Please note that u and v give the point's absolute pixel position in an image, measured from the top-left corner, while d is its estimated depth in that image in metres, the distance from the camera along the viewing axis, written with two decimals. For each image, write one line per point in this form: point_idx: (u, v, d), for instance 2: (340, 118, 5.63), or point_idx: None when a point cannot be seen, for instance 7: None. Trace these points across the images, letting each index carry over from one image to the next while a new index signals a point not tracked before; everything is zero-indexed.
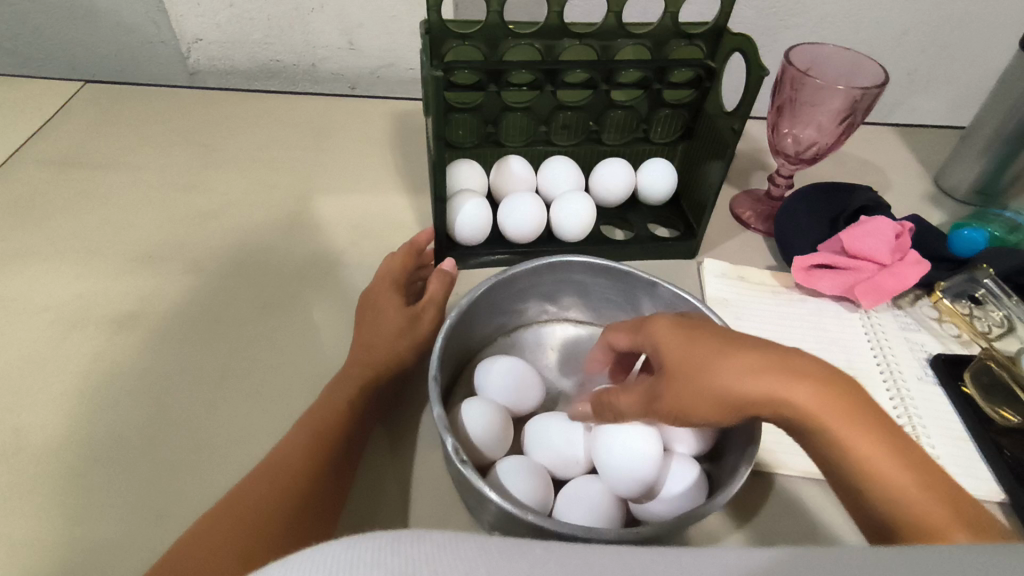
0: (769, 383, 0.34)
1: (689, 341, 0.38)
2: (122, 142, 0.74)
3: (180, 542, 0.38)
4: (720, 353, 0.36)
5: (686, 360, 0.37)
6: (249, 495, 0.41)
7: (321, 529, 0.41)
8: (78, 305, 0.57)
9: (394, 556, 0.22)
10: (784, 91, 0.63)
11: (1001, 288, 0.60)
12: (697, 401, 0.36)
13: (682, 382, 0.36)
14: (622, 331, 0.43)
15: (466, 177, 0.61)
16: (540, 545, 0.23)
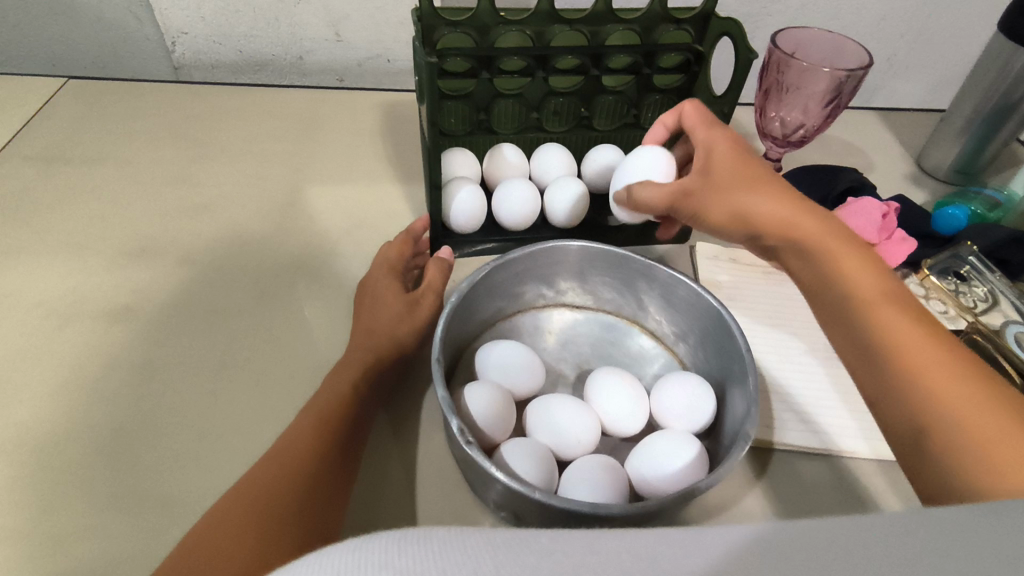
0: (778, 209, 0.44)
1: (744, 160, 0.48)
2: (108, 137, 0.73)
3: (193, 530, 0.39)
4: (752, 180, 0.46)
5: (729, 169, 0.47)
6: (259, 481, 0.41)
7: (333, 512, 0.42)
8: (70, 300, 0.57)
9: (399, 557, 0.22)
10: (770, 75, 0.64)
11: (984, 263, 0.62)
12: (718, 202, 0.47)
13: (715, 183, 0.47)
14: (694, 112, 0.52)
15: (459, 165, 0.61)
16: (546, 536, 0.23)
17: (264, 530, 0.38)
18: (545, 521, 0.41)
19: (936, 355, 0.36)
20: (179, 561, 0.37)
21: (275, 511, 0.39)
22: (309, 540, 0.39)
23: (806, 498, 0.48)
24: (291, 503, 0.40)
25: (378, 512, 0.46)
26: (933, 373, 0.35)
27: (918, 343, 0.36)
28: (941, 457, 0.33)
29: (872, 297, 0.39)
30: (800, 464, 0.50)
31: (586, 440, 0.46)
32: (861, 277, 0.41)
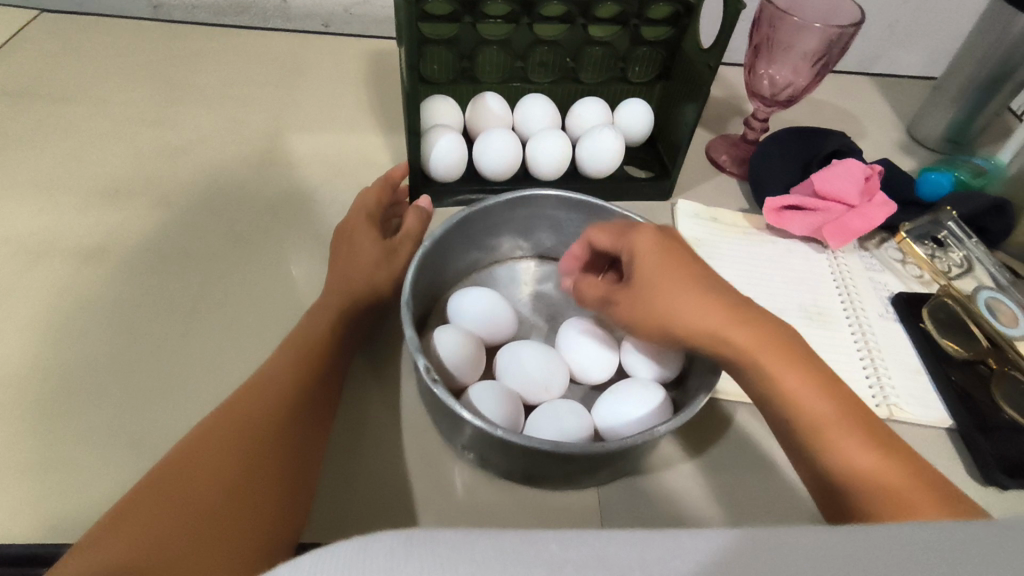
0: (713, 325, 0.39)
1: (665, 258, 0.41)
2: (83, 74, 0.71)
3: (184, 442, 0.39)
4: (684, 287, 0.40)
5: (659, 278, 0.40)
6: (244, 404, 0.42)
7: (313, 437, 0.43)
8: (43, 237, 0.56)
9: (405, 559, 0.20)
10: (761, 29, 0.63)
11: (962, 230, 0.62)
12: (648, 322, 0.41)
13: (643, 300, 0.41)
14: (607, 233, 0.45)
15: (441, 112, 0.60)
16: (555, 542, 0.21)
17: (248, 455, 0.39)
18: (510, 461, 0.42)
19: (830, 409, 0.38)
20: (157, 475, 0.37)
21: (258, 439, 0.39)
22: (289, 466, 0.40)
23: (767, 451, 0.49)
24: (273, 433, 0.40)
25: (348, 452, 0.46)
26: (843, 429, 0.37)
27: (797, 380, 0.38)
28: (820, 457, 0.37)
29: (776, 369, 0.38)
30: (763, 419, 0.51)
31: (553, 386, 0.46)
32: (767, 355, 0.38)
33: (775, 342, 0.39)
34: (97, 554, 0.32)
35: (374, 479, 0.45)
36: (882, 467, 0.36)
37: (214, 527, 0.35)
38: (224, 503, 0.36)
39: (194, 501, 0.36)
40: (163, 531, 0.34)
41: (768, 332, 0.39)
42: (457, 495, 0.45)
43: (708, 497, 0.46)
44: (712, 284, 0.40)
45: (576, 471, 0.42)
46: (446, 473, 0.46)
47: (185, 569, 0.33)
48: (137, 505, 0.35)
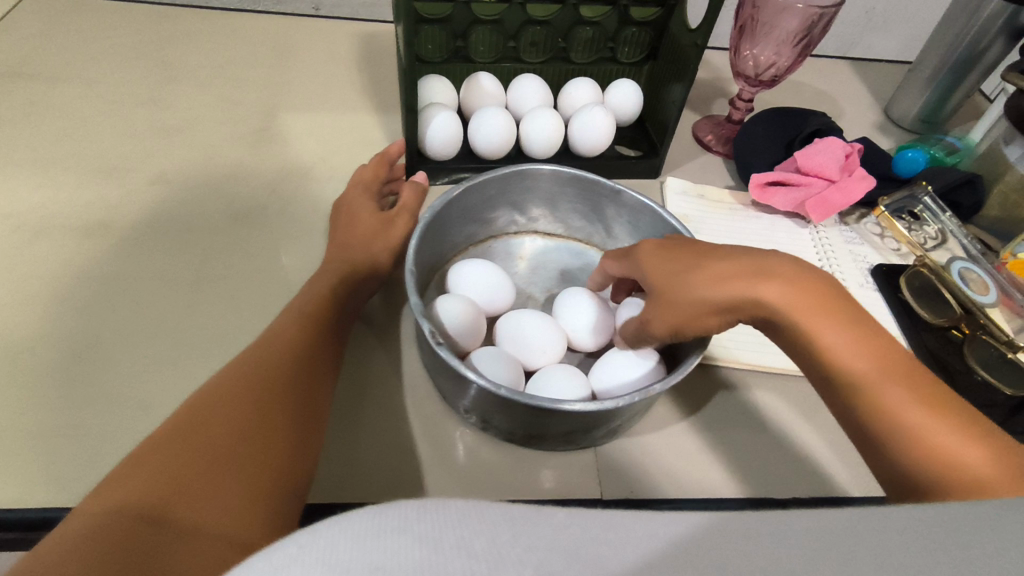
0: (740, 289, 0.39)
1: (675, 250, 0.44)
2: (74, 54, 0.71)
3: (196, 399, 0.40)
4: (699, 265, 0.41)
5: (672, 267, 0.42)
6: (252, 366, 0.43)
7: (320, 395, 0.44)
8: (41, 213, 0.56)
9: (417, 521, 0.20)
10: (745, 10, 0.65)
11: (938, 204, 0.64)
12: (679, 310, 0.41)
13: (664, 289, 0.42)
14: (612, 258, 0.48)
15: (437, 92, 0.62)
16: (562, 511, 0.21)
17: (257, 404, 0.40)
18: (511, 420, 0.43)
19: (885, 372, 0.36)
20: (169, 431, 0.38)
21: (270, 397, 0.41)
22: (298, 415, 0.42)
23: (753, 412, 0.52)
24: (280, 384, 0.42)
25: (353, 418, 0.48)
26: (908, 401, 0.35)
27: (849, 340, 0.37)
28: (876, 427, 0.36)
29: (836, 340, 0.37)
30: (750, 383, 0.53)
31: (551, 350, 0.48)
32: (808, 316, 0.38)
33: (818, 299, 0.38)
34: (118, 493, 0.34)
35: (379, 442, 0.47)
36: (940, 434, 0.34)
37: (229, 467, 0.37)
38: (244, 459, 0.37)
39: (208, 443, 0.37)
40: (180, 470, 0.36)
41: (803, 291, 0.38)
42: (460, 457, 0.47)
43: (699, 457, 0.49)
44: (726, 256, 0.41)
45: (574, 430, 0.43)
46: (449, 436, 0.48)
47: (207, 511, 0.35)
48: (154, 448, 0.37)
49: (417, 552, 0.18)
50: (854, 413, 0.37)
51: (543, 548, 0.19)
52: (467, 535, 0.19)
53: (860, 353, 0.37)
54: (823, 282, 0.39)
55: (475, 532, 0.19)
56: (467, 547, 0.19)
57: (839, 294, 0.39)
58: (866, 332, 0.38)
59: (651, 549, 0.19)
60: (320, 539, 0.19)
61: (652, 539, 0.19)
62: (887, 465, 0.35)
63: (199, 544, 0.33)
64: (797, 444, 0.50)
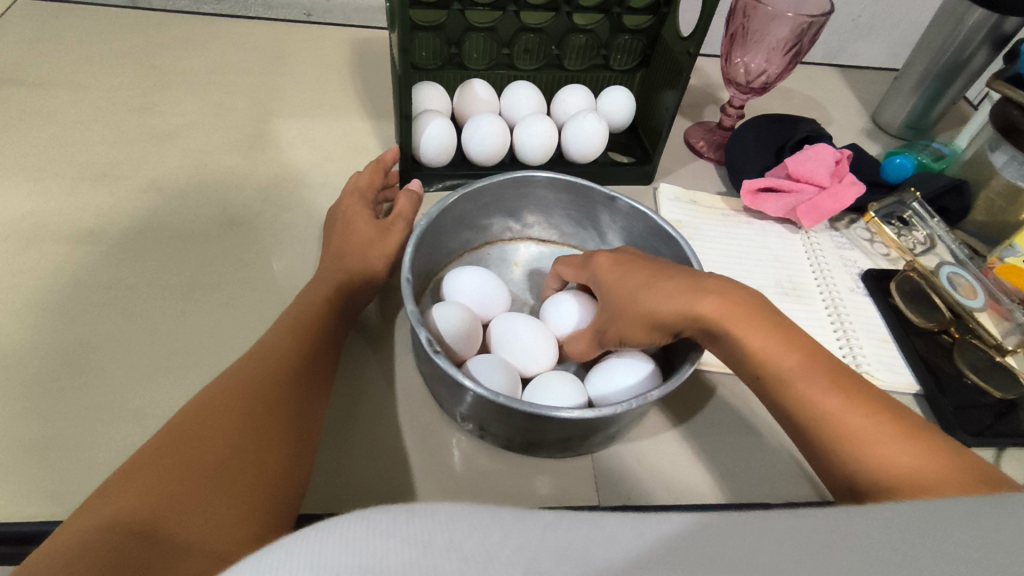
0: (680, 305, 0.41)
1: (624, 265, 0.45)
2: (64, 60, 0.70)
3: (186, 413, 0.40)
4: (646, 283, 0.42)
5: (623, 285, 0.44)
6: (242, 377, 0.42)
7: (312, 407, 0.44)
8: (31, 221, 0.56)
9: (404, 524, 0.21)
10: (736, 19, 0.66)
11: (927, 210, 0.65)
12: (629, 325, 0.43)
13: (617, 305, 0.44)
14: (568, 266, 0.50)
15: (430, 99, 0.62)
16: (548, 514, 0.22)
17: (250, 417, 0.40)
18: (508, 428, 0.43)
19: (810, 375, 0.38)
20: (159, 446, 0.37)
21: (261, 410, 0.41)
22: (290, 429, 0.41)
23: (747, 415, 0.52)
24: (272, 397, 0.42)
25: (349, 426, 0.48)
26: (850, 412, 0.37)
27: (773, 344, 0.40)
28: (818, 431, 0.37)
29: (763, 345, 0.40)
30: (744, 388, 0.54)
31: (547, 358, 0.48)
32: (739, 325, 0.40)
33: (745, 309, 0.40)
34: (106, 508, 0.33)
35: (376, 450, 0.47)
36: (872, 435, 0.36)
37: (220, 483, 0.36)
38: (235, 473, 0.37)
39: (200, 457, 0.37)
40: (172, 486, 0.35)
41: (734, 301, 0.40)
42: (456, 464, 0.47)
43: (693, 461, 0.49)
44: (669, 272, 0.43)
45: (571, 437, 0.43)
46: (446, 443, 0.48)
47: (197, 526, 0.34)
48: (144, 462, 0.36)
49: (406, 552, 0.19)
50: (796, 420, 0.39)
51: (541, 544, 0.20)
52: (456, 538, 0.20)
53: (785, 356, 0.39)
54: (748, 290, 0.41)
55: (476, 529, 0.20)
56: (456, 549, 0.19)
57: (762, 300, 0.41)
58: (787, 336, 0.40)
59: (634, 551, 0.19)
60: (313, 548, 0.20)
61: (638, 540, 0.20)
62: (831, 472, 0.37)
63: (189, 559, 0.33)
64: (792, 447, 0.50)
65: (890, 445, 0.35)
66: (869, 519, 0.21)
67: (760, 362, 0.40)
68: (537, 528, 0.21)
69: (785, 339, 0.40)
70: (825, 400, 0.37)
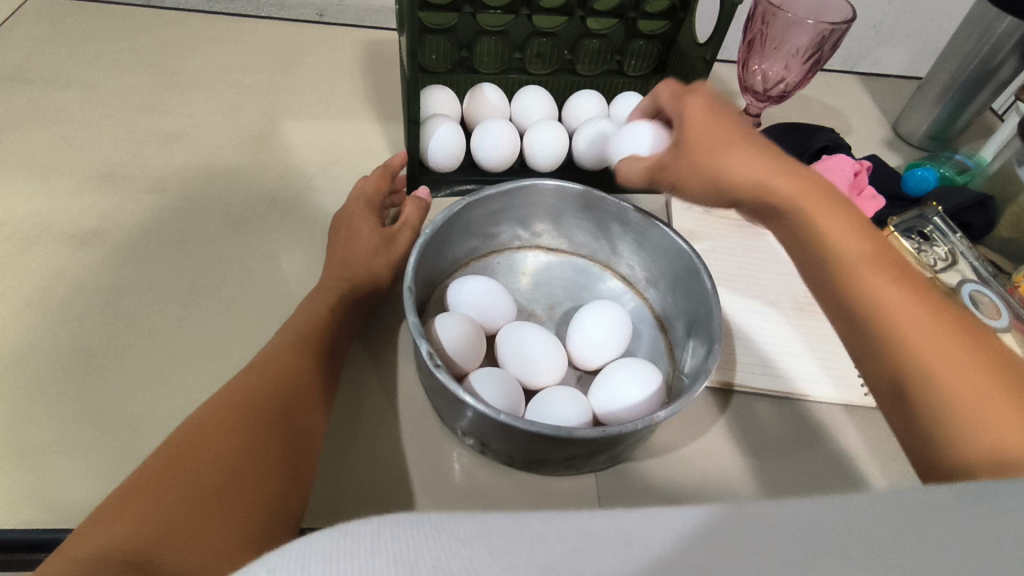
0: (758, 174, 0.41)
1: (715, 120, 0.43)
2: (76, 58, 0.70)
3: (182, 432, 0.39)
4: (733, 142, 0.42)
5: (706, 138, 0.42)
6: (240, 395, 0.42)
7: (311, 426, 0.43)
8: (35, 220, 0.56)
9: (392, 541, 0.20)
10: (754, 26, 0.64)
11: (947, 224, 0.63)
12: (693, 174, 0.43)
13: (694, 149, 0.42)
14: (670, 86, 0.47)
15: (438, 103, 0.61)
16: (540, 519, 0.20)
17: (245, 437, 0.39)
18: (511, 445, 0.42)
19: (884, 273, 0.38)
20: (156, 468, 0.37)
21: (258, 431, 0.40)
22: (287, 450, 0.40)
23: (756, 433, 0.51)
24: (268, 416, 0.41)
25: (349, 437, 0.47)
26: (918, 330, 0.35)
27: (847, 230, 0.40)
28: (874, 327, 0.37)
29: (837, 228, 0.40)
30: (754, 407, 0.52)
31: (553, 371, 0.47)
32: (818, 203, 0.40)
33: (824, 193, 0.41)
34: (99, 532, 0.33)
35: (375, 462, 0.46)
36: (932, 334, 0.35)
37: (217, 509, 0.35)
38: (231, 498, 0.36)
39: (195, 480, 0.36)
40: (170, 512, 0.34)
41: (815, 184, 0.41)
42: (457, 478, 0.46)
43: (701, 480, 0.48)
44: (759, 146, 0.42)
45: (575, 455, 0.42)
46: (446, 456, 0.47)
47: (195, 551, 0.33)
48: (139, 487, 0.35)
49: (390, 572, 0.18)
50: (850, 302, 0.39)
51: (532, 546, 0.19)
52: (444, 557, 0.19)
53: (861, 240, 0.39)
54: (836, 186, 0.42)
55: (462, 537, 0.20)
56: (443, 570, 0.18)
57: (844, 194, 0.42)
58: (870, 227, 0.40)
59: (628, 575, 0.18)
60: (292, 561, 0.19)
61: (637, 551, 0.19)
62: (874, 364, 0.37)
63: None
64: (802, 469, 0.49)
65: (957, 364, 0.34)
66: (875, 519, 0.19)
67: (828, 241, 0.40)
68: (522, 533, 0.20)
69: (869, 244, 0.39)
70: (895, 307, 0.37)
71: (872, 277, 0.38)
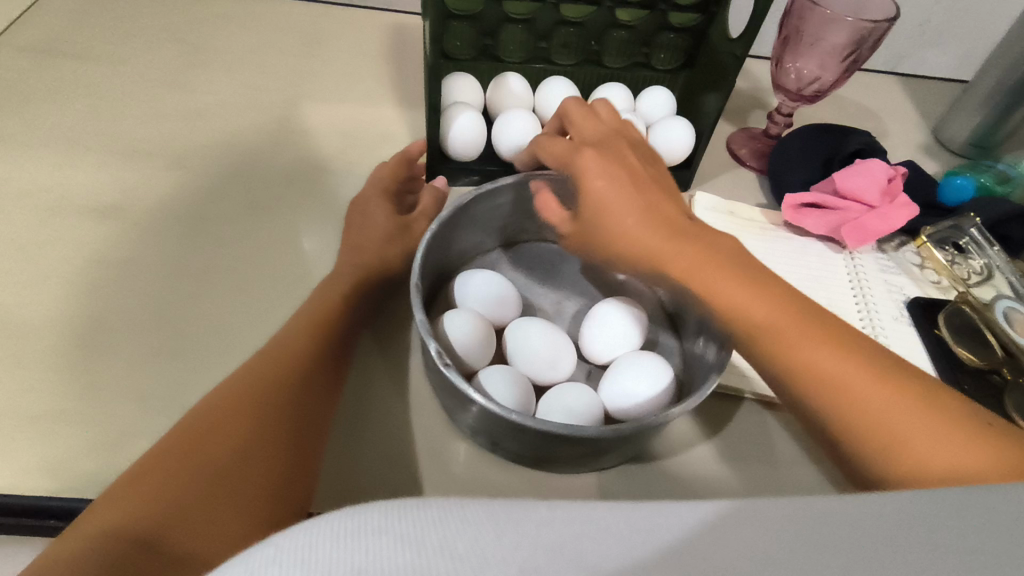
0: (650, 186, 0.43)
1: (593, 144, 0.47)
2: (106, 34, 0.71)
3: (195, 411, 0.40)
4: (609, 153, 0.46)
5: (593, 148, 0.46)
6: (251, 379, 0.42)
7: (320, 411, 0.43)
8: (60, 193, 0.56)
9: (400, 522, 0.20)
10: (790, 21, 0.62)
11: (984, 236, 0.60)
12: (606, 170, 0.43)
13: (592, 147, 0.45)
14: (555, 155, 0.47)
15: (461, 91, 0.60)
16: (550, 519, 0.20)
17: (256, 423, 0.40)
18: (519, 443, 0.42)
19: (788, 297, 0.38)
20: (167, 445, 0.38)
21: (266, 416, 0.40)
22: (296, 435, 0.41)
23: (765, 444, 0.49)
24: (277, 401, 0.41)
25: (353, 424, 0.47)
26: (842, 381, 0.35)
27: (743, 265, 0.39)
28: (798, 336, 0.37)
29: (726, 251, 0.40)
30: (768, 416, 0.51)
31: (561, 368, 0.47)
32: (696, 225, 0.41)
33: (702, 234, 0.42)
34: (113, 512, 0.34)
35: (377, 450, 0.46)
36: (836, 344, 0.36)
37: (220, 491, 0.37)
38: (235, 482, 0.37)
39: (203, 465, 0.37)
40: (176, 492, 0.36)
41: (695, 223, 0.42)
42: (458, 471, 0.46)
43: (706, 485, 0.47)
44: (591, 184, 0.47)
45: (585, 454, 0.41)
46: (447, 450, 0.47)
47: (197, 534, 0.35)
48: (149, 465, 0.37)
49: (366, 564, 0.18)
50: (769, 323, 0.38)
51: (527, 550, 0.19)
52: (452, 538, 0.19)
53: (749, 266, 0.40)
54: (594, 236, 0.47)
55: (448, 535, 0.19)
56: (451, 550, 0.19)
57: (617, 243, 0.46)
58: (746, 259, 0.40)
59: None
60: (304, 542, 0.20)
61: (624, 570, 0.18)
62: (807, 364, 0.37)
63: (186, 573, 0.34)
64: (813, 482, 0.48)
65: (893, 407, 0.34)
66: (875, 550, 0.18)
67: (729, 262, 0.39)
68: (516, 536, 0.19)
69: (828, 343, 0.36)
70: (858, 391, 0.35)
71: (832, 366, 0.36)
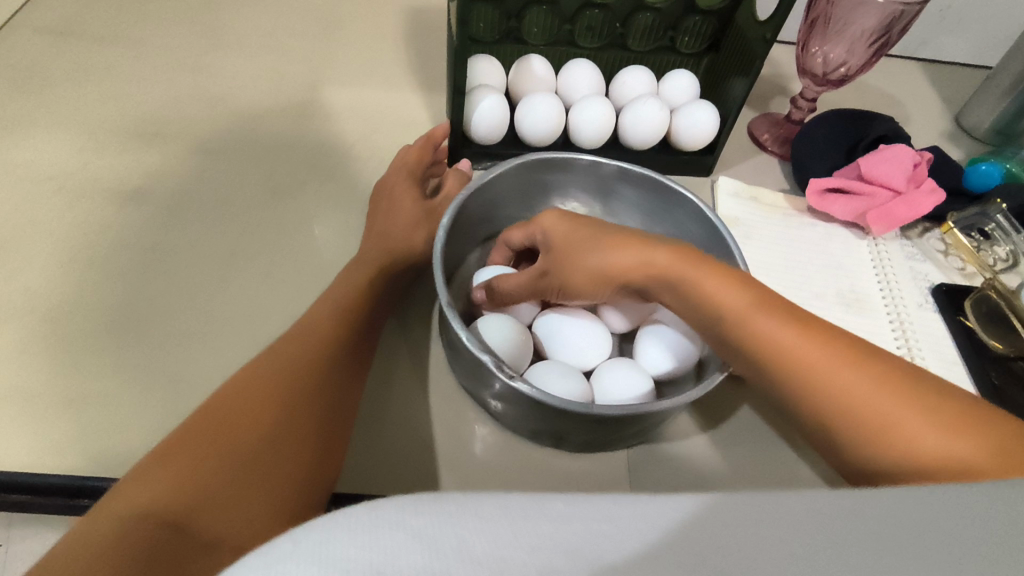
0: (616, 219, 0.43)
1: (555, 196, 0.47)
2: (123, 16, 0.70)
3: (221, 394, 0.40)
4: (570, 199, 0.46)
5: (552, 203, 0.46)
6: (277, 363, 0.42)
7: (346, 394, 0.43)
8: (83, 176, 0.56)
9: (418, 513, 0.20)
10: (819, 3, 0.61)
11: (1011, 223, 0.60)
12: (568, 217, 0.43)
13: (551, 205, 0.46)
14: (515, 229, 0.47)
15: (484, 73, 0.59)
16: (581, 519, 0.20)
17: (284, 407, 0.40)
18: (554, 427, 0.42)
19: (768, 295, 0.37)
20: (195, 429, 0.38)
21: (292, 400, 0.40)
22: (323, 419, 0.41)
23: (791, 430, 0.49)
24: (303, 385, 0.41)
25: (381, 408, 0.47)
26: (844, 378, 0.33)
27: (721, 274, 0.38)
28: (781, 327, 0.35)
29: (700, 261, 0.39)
30: None
31: (593, 349, 0.47)
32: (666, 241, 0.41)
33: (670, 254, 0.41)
34: (144, 494, 0.34)
35: (406, 435, 0.46)
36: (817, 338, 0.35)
37: (250, 474, 0.37)
38: (265, 465, 0.37)
39: (232, 448, 0.37)
40: (206, 475, 0.36)
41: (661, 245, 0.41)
42: (487, 456, 0.46)
43: (733, 471, 0.47)
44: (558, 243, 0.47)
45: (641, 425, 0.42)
46: (476, 435, 0.47)
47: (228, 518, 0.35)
48: (178, 449, 0.36)
49: (436, 538, 0.18)
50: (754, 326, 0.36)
51: (544, 547, 0.18)
52: (468, 537, 0.19)
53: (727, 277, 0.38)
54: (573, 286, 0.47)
55: (466, 535, 0.19)
56: (472, 548, 0.18)
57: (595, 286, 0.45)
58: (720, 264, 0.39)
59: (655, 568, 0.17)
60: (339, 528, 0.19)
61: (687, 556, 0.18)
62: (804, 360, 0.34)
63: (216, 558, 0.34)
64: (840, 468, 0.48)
65: (890, 401, 0.32)
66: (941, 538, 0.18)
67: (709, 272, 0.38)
68: (531, 534, 0.19)
69: (812, 335, 0.35)
70: (846, 383, 0.33)
71: (825, 361, 0.34)
